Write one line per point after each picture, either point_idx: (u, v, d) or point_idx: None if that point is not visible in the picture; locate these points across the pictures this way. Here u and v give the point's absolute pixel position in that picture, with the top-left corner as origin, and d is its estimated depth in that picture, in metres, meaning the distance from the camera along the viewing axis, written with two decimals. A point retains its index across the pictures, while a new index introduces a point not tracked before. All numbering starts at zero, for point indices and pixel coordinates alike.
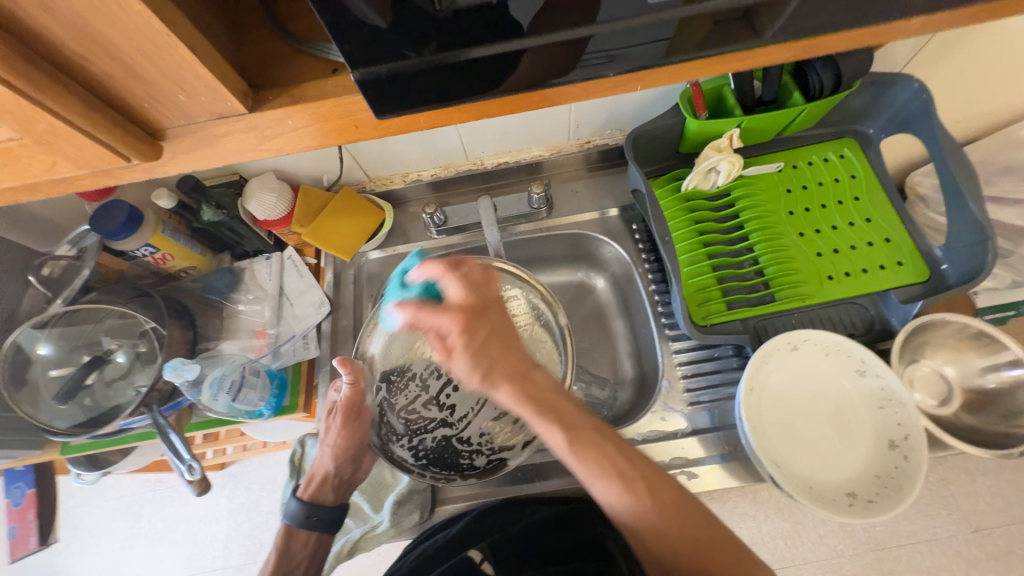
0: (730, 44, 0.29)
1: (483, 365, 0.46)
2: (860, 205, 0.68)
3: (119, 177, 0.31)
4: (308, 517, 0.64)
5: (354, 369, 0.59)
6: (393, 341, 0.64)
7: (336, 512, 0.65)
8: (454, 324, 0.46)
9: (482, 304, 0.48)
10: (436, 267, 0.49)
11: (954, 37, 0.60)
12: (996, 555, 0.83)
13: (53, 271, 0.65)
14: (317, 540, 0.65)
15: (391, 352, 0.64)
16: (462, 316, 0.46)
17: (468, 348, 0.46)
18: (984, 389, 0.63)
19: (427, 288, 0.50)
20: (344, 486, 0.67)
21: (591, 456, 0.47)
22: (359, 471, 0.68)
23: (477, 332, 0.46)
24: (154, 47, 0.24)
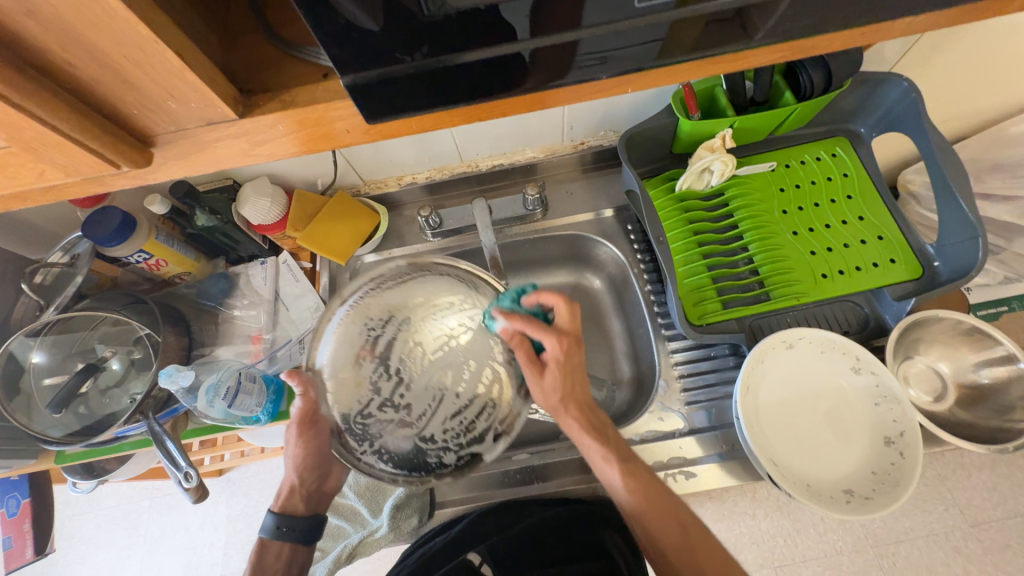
0: (720, 47, 0.30)
1: (566, 389, 0.54)
2: (852, 203, 0.69)
3: (109, 184, 0.31)
4: (278, 529, 0.59)
5: (302, 382, 0.51)
6: (339, 344, 0.50)
7: (310, 522, 0.60)
8: (559, 349, 0.52)
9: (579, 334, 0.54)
10: (555, 296, 0.52)
11: (944, 36, 0.61)
12: (994, 550, 0.83)
13: (45, 278, 0.64)
14: (291, 551, 0.59)
15: (336, 354, 0.51)
16: (567, 345, 0.52)
17: (561, 371, 0.53)
18: (978, 384, 0.63)
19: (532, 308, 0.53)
20: (314, 496, 0.62)
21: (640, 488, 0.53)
22: (329, 480, 0.63)
23: (574, 358, 0.53)
24: (142, 55, 0.24)
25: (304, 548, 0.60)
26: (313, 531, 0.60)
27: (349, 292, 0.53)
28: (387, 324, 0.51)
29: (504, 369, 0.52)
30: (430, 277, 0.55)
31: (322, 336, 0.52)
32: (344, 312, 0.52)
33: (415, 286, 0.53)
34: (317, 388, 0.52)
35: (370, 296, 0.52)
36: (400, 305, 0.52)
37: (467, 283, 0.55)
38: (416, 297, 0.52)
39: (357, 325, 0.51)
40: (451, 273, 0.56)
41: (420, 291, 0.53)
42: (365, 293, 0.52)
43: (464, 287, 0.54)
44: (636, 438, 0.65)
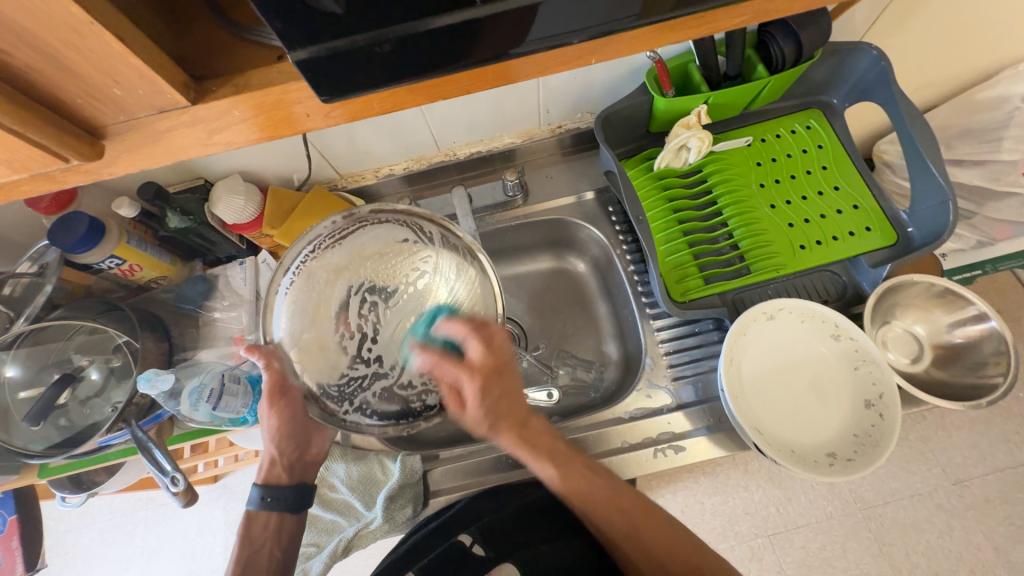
0: (682, 12, 0.30)
1: (492, 417, 0.51)
2: (827, 174, 0.69)
3: (62, 181, 0.30)
4: (264, 500, 0.59)
5: (264, 355, 0.50)
6: (294, 312, 0.48)
7: (296, 491, 0.59)
8: (475, 385, 0.49)
9: (499, 365, 0.50)
10: (463, 327, 0.48)
11: (910, 3, 0.61)
12: (975, 505, 0.86)
13: (15, 290, 0.61)
14: (279, 521, 0.59)
15: (292, 325, 0.48)
16: (484, 376, 0.49)
17: (481, 405, 0.50)
18: (952, 343, 0.65)
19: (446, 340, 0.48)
20: (298, 465, 0.61)
21: (582, 487, 0.54)
22: (309, 449, 0.62)
23: (493, 389, 0.50)
24: (80, 39, 0.23)
25: (293, 517, 0.60)
26: (300, 499, 0.60)
27: (291, 261, 0.51)
28: (335, 278, 0.47)
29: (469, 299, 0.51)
30: (369, 226, 0.52)
31: (275, 308, 0.50)
32: (290, 281, 0.49)
33: (355, 235, 0.50)
34: (281, 358, 0.50)
35: (312, 259, 0.49)
36: (347, 260, 0.48)
37: (409, 225, 0.53)
38: (360, 246, 0.49)
39: (306, 287, 0.48)
40: (391, 219, 0.53)
41: (364, 239, 0.50)
42: (306, 258, 0.50)
43: (408, 230, 0.52)
44: (626, 416, 0.66)
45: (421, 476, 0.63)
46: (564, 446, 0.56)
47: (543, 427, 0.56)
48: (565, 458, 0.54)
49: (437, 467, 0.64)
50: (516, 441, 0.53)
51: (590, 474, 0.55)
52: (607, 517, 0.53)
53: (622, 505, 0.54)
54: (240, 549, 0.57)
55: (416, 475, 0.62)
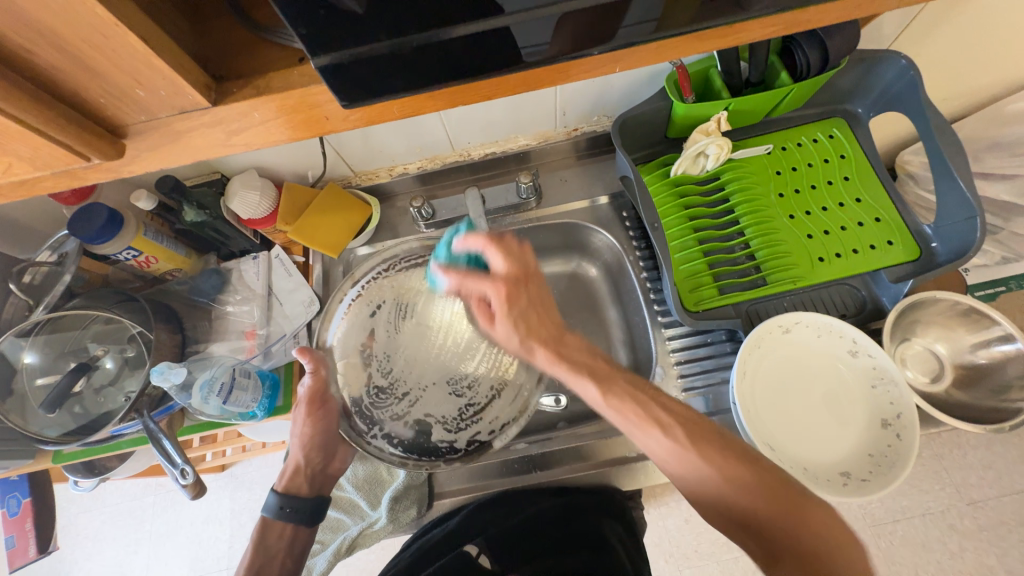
0: (708, 22, 0.29)
1: (523, 329, 0.54)
2: (850, 185, 0.68)
3: (83, 178, 0.30)
4: (282, 510, 0.61)
5: (314, 360, 0.59)
6: (352, 326, 0.64)
7: (313, 504, 0.61)
8: (500, 293, 0.54)
9: (524, 273, 0.55)
10: (482, 240, 0.54)
11: (943, 12, 0.60)
12: (989, 527, 0.84)
13: (35, 278, 0.63)
14: (294, 531, 0.61)
15: (350, 338, 0.65)
16: (507, 281, 0.54)
17: (508, 315, 0.54)
18: (975, 364, 0.63)
19: (466, 250, 0.56)
20: (320, 476, 0.64)
21: (627, 406, 0.49)
22: (333, 462, 0.64)
23: (520, 299, 0.54)
24: (103, 38, 0.23)
25: (309, 529, 0.62)
26: (318, 512, 0.62)
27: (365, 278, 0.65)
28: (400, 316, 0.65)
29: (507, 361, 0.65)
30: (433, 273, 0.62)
31: (334, 315, 0.63)
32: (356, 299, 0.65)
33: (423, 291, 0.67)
34: (326, 366, 0.60)
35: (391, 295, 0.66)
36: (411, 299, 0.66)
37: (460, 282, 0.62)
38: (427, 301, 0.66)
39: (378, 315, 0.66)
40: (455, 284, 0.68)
41: (430, 297, 0.67)
42: (377, 277, 0.66)
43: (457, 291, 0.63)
44: None
45: (426, 478, 0.63)
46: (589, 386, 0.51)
47: (580, 347, 0.54)
48: (606, 378, 0.50)
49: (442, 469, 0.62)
50: (552, 356, 0.53)
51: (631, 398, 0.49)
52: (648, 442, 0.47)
53: (662, 424, 0.47)
54: (255, 556, 0.58)
55: (421, 477, 0.62)
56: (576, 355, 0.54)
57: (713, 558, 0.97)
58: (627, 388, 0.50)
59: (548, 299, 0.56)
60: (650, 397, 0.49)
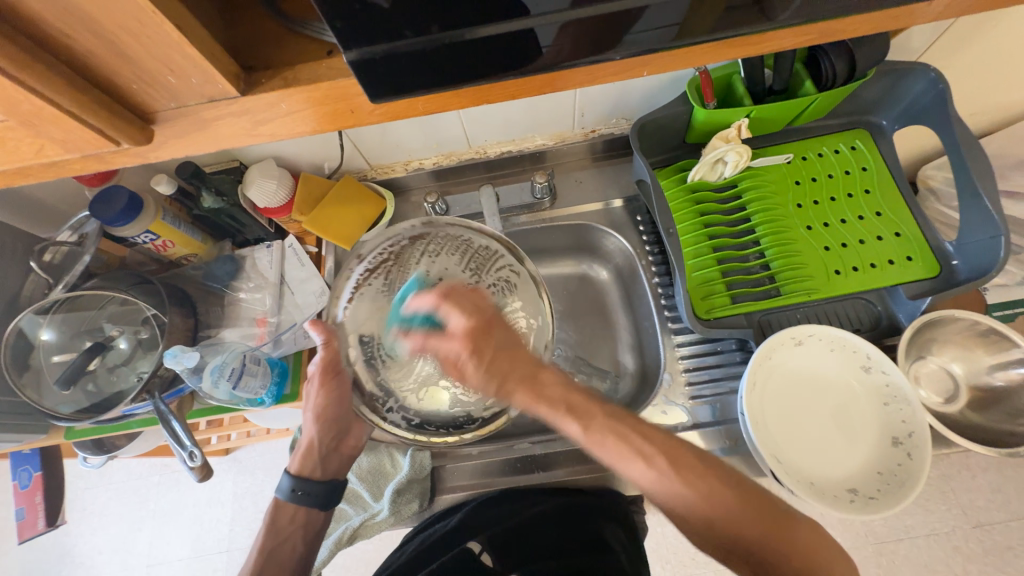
0: (730, 32, 0.29)
1: (495, 377, 0.46)
2: (870, 198, 0.67)
3: (110, 162, 0.30)
4: (294, 492, 0.59)
5: (325, 332, 0.51)
6: (362, 301, 0.49)
7: (327, 488, 0.60)
8: (464, 348, 0.45)
9: (486, 321, 0.46)
10: (433, 298, 0.46)
11: (976, 25, 0.58)
12: (995, 551, 0.82)
13: (54, 257, 0.64)
14: (305, 516, 0.60)
15: (360, 313, 0.49)
16: (470, 336, 0.45)
17: (478, 368, 0.46)
18: (991, 386, 0.62)
19: (419, 309, 0.46)
20: (334, 456, 0.62)
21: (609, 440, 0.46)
22: (346, 439, 0.62)
23: (486, 350, 0.46)
24: (139, 25, 0.23)
25: (322, 513, 0.61)
26: (331, 496, 0.60)
27: (369, 250, 0.52)
28: (402, 283, 0.50)
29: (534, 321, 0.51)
30: (453, 237, 0.53)
31: (342, 292, 0.50)
32: (364, 273, 0.50)
33: (431, 251, 0.51)
34: (340, 337, 0.51)
35: (394, 261, 0.51)
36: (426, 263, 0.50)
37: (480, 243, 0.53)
38: (436, 262, 0.51)
39: (380, 283, 0.50)
40: (468, 238, 0.53)
41: (438, 257, 0.51)
42: (384, 252, 0.51)
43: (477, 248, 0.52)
44: None
45: (430, 472, 0.63)
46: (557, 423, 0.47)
47: (556, 379, 0.48)
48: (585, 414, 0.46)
49: (447, 464, 0.63)
50: (530, 399, 0.47)
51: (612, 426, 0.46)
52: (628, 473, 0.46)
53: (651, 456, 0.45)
54: (266, 539, 0.58)
55: (425, 471, 0.63)
56: (553, 389, 0.47)
57: (710, 567, 0.96)
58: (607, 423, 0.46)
59: (518, 338, 0.48)
60: (632, 426, 0.47)
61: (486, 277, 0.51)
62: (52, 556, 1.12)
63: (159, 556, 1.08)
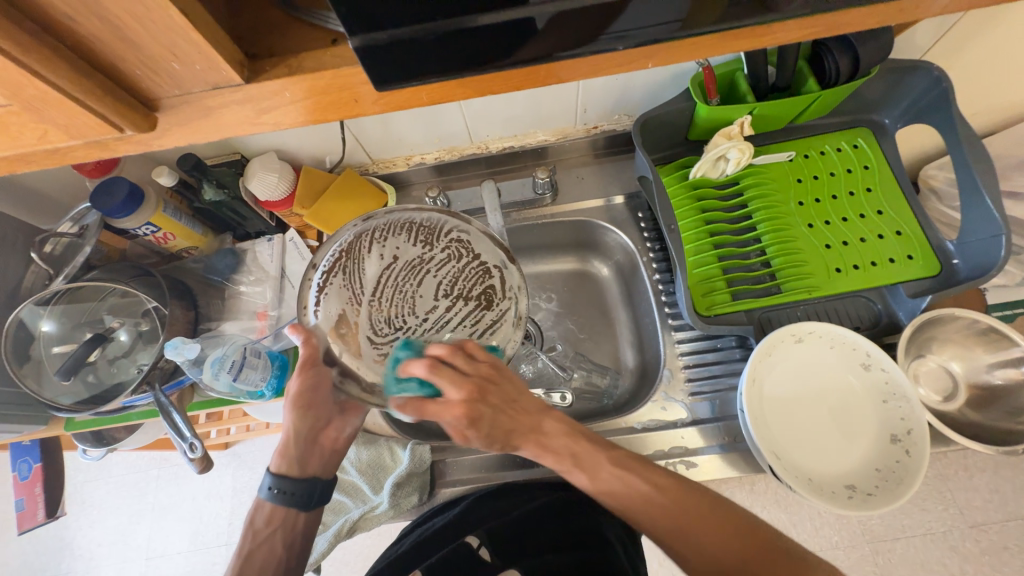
0: (733, 24, 0.29)
1: (494, 438, 0.47)
2: (872, 196, 0.67)
3: (114, 149, 0.30)
4: (272, 491, 0.55)
5: (304, 333, 0.47)
6: (329, 299, 0.47)
7: (309, 487, 0.55)
8: (461, 417, 0.44)
9: (483, 385, 0.45)
10: (426, 367, 0.43)
11: (979, 24, 0.58)
12: (991, 551, 0.83)
13: (54, 248, 0.64)
14: (284, 516, 0.55)
15: (331, 312, 0.47)
16: (466, 406, 0.44)
17: (477, 434, 0.46)
18: (990, 385, 0.62)
19: (411, 379, 0.44)
20: (316, 452, 0.56)
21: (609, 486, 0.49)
22: (328, 431, 0.56)
23: (482, 413, 0.46)
24: (143, 9, 0.23)
25: (304, 513, 0.56)
26: (313, 495, 0.56)
27: (320, 255, 0.50)
28: (360, 273, 0.48)
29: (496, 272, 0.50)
30: (392, 220, 0.51)
31: (307, 299, 0.48)
32: (322, 276, 0.48)
33: (379, 236, 0.50)
34: (320, 336, 0.47)
35: (347, 256, 0.49)
36: (377, 248, 0.49)
37: (423, 219, 0.52)
38: (387, 244, 0.50)
39: (340, 280, 0.48)
40: (408, 214, 0.52)
41: (386, 239, 0.50)
42: (333, 252, 0.49)
43: (422, 224, 0.51)
44: (638, 427, 0.65)
45: (430, 466, 0.64)
46: (553, 444, 0.51)
47: (559, 429, 0.50)
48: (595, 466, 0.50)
49: (448, 458, 0.65)
50: (535, 451, 0.50)
51: (621, 472, 0.49)
52: (605, 497, 0.49)
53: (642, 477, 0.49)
54: (244, 541, 0.54)
55: (424, 464, 0.64)
56: (558, 440, 0.50)
57: None
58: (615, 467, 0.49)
59: (514, 392, 0.48)
60: (636, 471, 0.50)
61: (438, 245, 0.50)
62: (52, 549, 1.12)
63: (158, 549, 1.09)
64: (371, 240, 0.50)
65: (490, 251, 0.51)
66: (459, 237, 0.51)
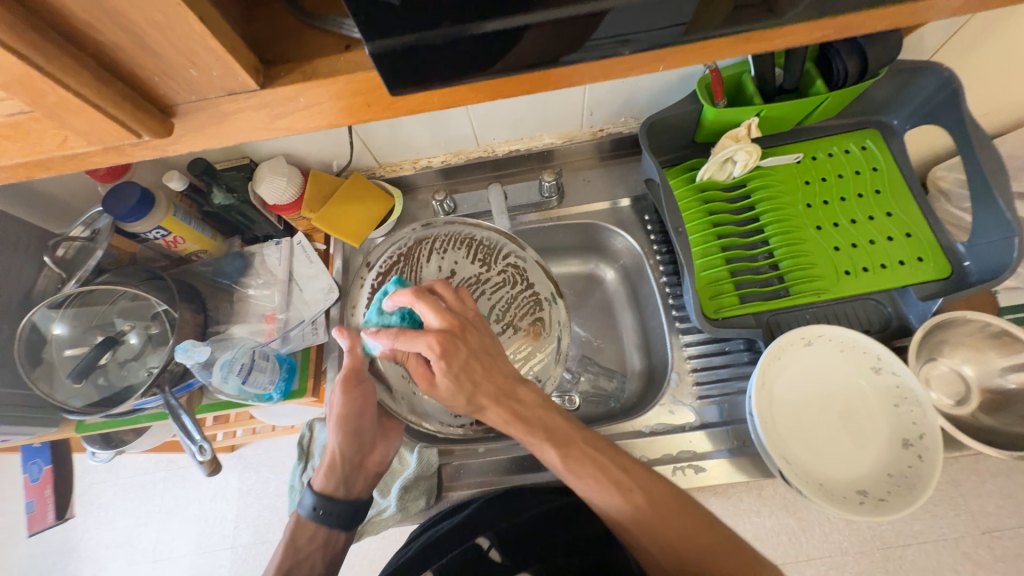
0: (740, 27, 0.29)
1: (465, 386, 0.46)
2: (881, 198, 0.66)
3: (130, 155, 0.31)
4: (315, 511, 0.57)
5: (351, 337, 0.49)
6: None
7: (349, 508, 0.57)
8: (435, 348, 0.44)
9: (460, 324, 0.46)
10: (409, 296, 0.45)
11: (988, 25, 0.58)
12: (1005, 557, 0.81)
13: (66, 253, 0.64)
14: (326, 536, 0.57)
15: None
16: (442, 337, 0.44)
17: (446, 372, 0.44)
18: (1004, 389, 0.62)
19: (396, 309, 0.47)
20: (358, 472, 0.59)
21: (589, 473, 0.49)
22: (371, 453, 0.59)
23: (459, 351, 0.45)
24: (163, 17, 0.24)
25: (344, 533, 0.58)
26: (353, 515, 0.58)
27: (379, 256, 0.54)
28: (418, 280, 0.53)
29: (546, 307, 0.54)
30: (455, 237, 0.55)
31: (363, 295, 0.53)
32: (381, 275, 0.53)
33: (440, 248, 0.54)
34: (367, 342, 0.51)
35: (406, 262, 0.53)
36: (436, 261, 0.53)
37: (483, 242, 0.55)
38: (446, 257, 0.54)
39: None
40: (470, 231, 0.55)
41: (446, 252, 0.54)
42: (393, 256, 0.54)
43: (481, 247, 0.55)
44: (646, 430, 0.65)
45: (437, 469, 0.64)
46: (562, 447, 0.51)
47: (535, 400, 0.50)
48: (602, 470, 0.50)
49: (453, 462, 0.65)
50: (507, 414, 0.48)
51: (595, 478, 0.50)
52: (614, 501, 0.49)
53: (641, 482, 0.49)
54: (284, 557, 0.55)
55: (432, 468, 0.64)
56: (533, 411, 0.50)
57: None
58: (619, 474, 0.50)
59: (493, 344, 0.48)
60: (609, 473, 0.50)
61: (495, 270, 0.54)
62: (59, 550, 1.13)
63: (164, 552, 1.09)
64: (432, 253, 0.54)
65: (544, 284, 0.55)
66: (517, 266, 0.54)
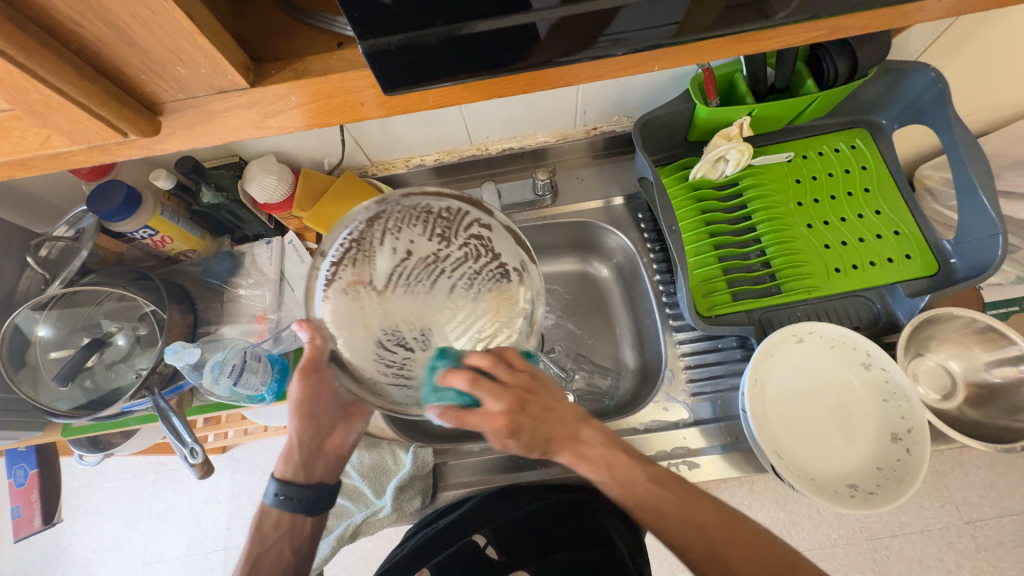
0: (732, 28, 0.28)
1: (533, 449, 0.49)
2: (870, 197, 0.67)
3: (116, 154, 0.30)
4: (278, 497, 0.54)
5: (311, 329, 0.46)
6: (341, 301, 0.45)
7: (312, 493, 0.54)
8: (503, 427, 0.46)
9: (523, 397, 0.46)
10: (466, 380, 0.43)
11: (974, 25, 0.59)
12: (987, 546, 0.83)
13: (50, 252, 0.63)
14: (291, 521, 0.54)
15: (343, 313, 0.46)
16: (508, 415, 0.45)
17: (517, 444, 0.47)
18: (989, 383, 0.63)
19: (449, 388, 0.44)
20: (321, 457, 0.56)
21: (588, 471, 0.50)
22: (334, 437, 0.56)
23: (523, 422, 0.47)
24: (149, 13, 0.23)
25: (310, 518, 0.55)
26: (317, 502, 0.55)
27: (331, 244, 0.47)
28: (372, 268, 0.46)
29: (514, 280, 0.49)
30: (409, 213, 0.48)
31: (316, 290, 0.46)
32: (332, 267, 0.46)
33: (394, 227, 0.47)
34: (325, 334, 0.47)
35: (358, 248, 0.46)
36: (389, 242, 0.47)
37: (441, 214, 0.48)
38: (401, 237, 0.47)
39: (351, 274, 0.46)
40: (429, 204, 0.49)
41: (401, 232, 0.47)
42: (342, 244, 0.46)
43: (439, 219, 0.48)
44: (641, 427, 0.65)
45: (432, 468, 0.64)
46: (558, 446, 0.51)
47: (597, 438, 0.51)
48: (597, 467, 0.50)
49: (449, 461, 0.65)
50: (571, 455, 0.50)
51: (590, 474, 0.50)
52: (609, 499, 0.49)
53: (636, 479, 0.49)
54: (251, 544, 0.53)
55: (427, 467, 0.64)
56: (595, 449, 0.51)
57: None
58: (615, 472, 0.50)
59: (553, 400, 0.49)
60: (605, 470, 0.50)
61: (455, 243, 0.48)
62: (47, 555, 1.11)
63: (155, 555, 1.08)
64: (383, 233, 0.47)
65: (510, 253, 0.49)
66: (479, 237, 0.49)
